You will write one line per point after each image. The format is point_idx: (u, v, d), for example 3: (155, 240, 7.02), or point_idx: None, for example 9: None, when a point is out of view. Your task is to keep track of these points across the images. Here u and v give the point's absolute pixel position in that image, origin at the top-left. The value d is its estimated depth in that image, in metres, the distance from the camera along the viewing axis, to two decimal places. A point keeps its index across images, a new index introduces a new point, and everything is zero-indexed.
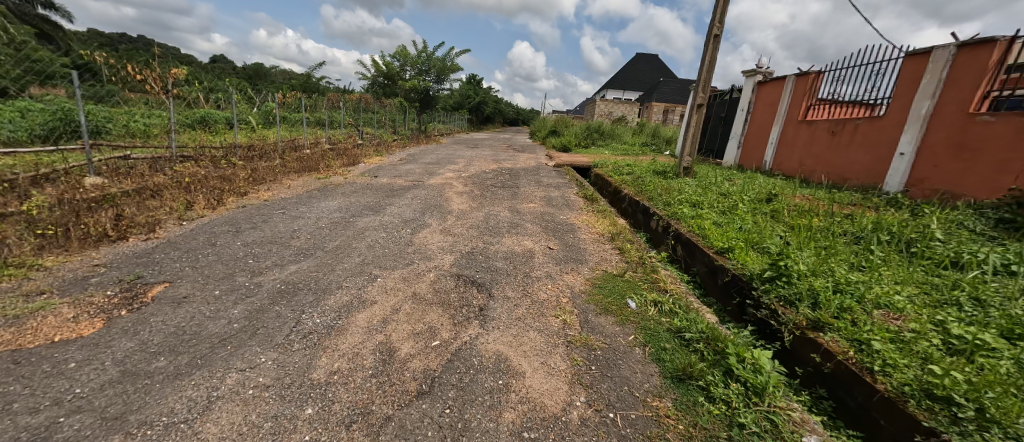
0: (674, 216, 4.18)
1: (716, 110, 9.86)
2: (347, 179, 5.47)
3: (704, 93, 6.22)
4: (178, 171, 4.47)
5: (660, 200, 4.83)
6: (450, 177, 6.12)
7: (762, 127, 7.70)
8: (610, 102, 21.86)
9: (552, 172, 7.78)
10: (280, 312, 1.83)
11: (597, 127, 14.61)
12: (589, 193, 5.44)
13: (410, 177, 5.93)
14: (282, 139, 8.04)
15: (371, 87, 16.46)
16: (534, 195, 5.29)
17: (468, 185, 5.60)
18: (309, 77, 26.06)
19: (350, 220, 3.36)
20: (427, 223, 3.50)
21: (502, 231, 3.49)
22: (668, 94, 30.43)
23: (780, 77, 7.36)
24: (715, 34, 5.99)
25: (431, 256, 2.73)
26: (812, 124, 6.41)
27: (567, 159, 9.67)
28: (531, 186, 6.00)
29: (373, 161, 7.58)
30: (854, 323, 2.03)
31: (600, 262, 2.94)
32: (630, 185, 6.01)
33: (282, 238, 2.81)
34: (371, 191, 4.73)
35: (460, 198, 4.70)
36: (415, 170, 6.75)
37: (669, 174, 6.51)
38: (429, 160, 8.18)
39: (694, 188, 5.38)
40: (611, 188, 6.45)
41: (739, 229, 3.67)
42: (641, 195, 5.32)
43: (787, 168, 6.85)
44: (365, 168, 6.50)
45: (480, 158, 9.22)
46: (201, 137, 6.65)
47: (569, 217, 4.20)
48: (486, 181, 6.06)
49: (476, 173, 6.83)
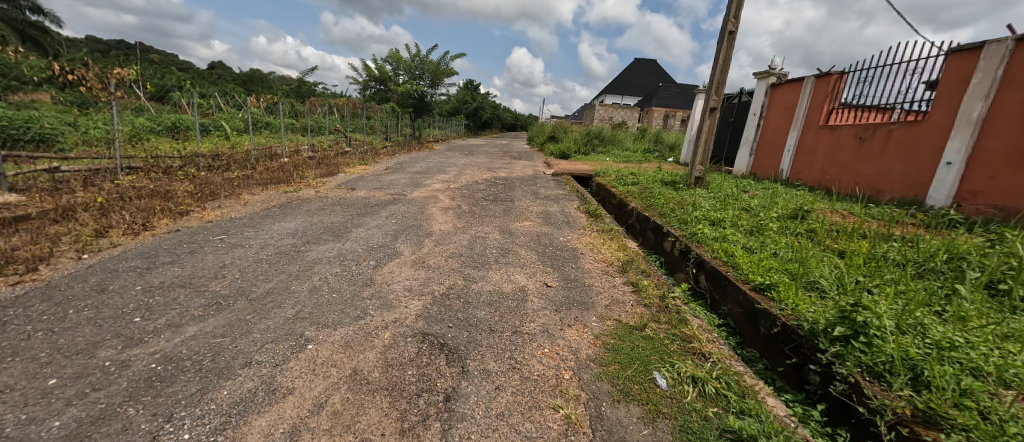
0: (694, 238, 3.55)
1: (724, 115, 9.26)
2: (319, 193, 4.85)
3: (718, 96, 5.63)
4: (114, 186, 3.85)
5: (674, 216, 4.22)
6: (437, 190, 5.50)
7: (777, 133, 7.11)
8: (610, 108, 21.38)
9: (550, 182, 7.17)
10: (130, 421, 1.19)
11: (598, 133, 14.03)
12: (592, 207, 4.83)
13: (392, 190, 5.32)
14: (259, 147, 7.45)
15: (363, 92, 15.90)
16: (530, 211, 4.67)
17: (456, 199, 4.99)
18: (302, 83, 25.54)
19: (302, 249, 2.74)
20: (398, 251, 2.88)
21: (488, 260, 2.86)
22: (668, 99, 30.01)
23: (798, 78, 6.77)
24: (730, 30, 5.40)
25: (393, 302, 2.10)
26: (836, 130, 5.81)
27: (567, 167, 9.08)
28: (526, 199, 5.38)
29: (355, 170, 6.97)
30: (988, 419, 1.39)
31: (611, 306, 2.30)
32: (637, 198, 5.40)
33: (200, 279, 2.18)
34: (342, 207, 4.12)
35: (445, 216, 4.09)
36: (399, 180, 6.14)
37: (679, 185, 5.90)
38: (417, 169, 7.57)
39: (711, 202, 4.76)
40: (615, 201, 5.83)
41: (776, 255, 3.04)
42: (652, 210, 4.70)
43: (808, 177, 6.26)
44: (344, 179, 5.88)
45: (473, 167, 8.61)
46: (166, 145, 6.07)
47: (570, 239, 3.58)
48: (476, 194, 5.45)
49: (467, 183, 6.22)
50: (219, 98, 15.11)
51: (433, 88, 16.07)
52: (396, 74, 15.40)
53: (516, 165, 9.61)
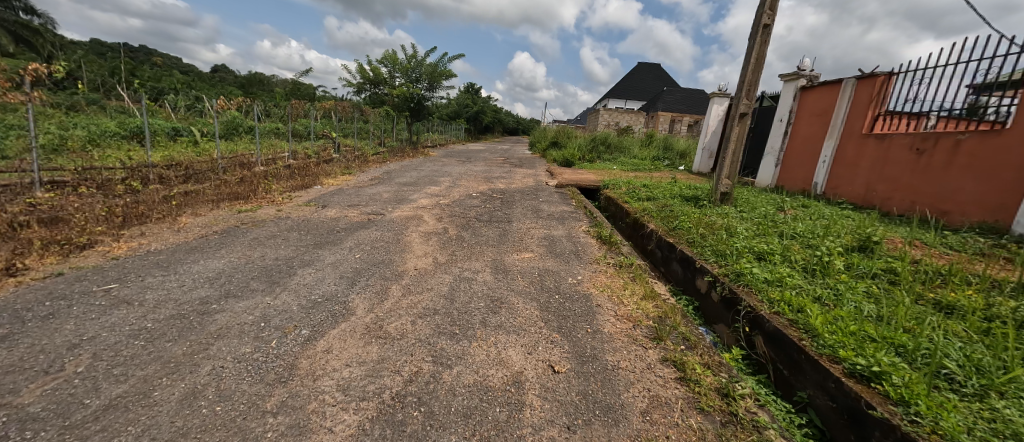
0: (740, 280, 2.76)
1: None
2: (281, 212, 4.11)
3: (749, 101, 4.86)
4: (11, 207, 3.09)
5: (707, 246, 3.44)
6: (423, 207, 4.74)
7: (809, 141, 6.34)
8: (614, 112, 20.64)
9: (554, 195, 6.41)
10: None
11: (603, 139, 13.26)
12: (605, 231, 4.05)
13: (369, 208, 4.55)
14: (231, 155, 6.74)
15: (357, 95, 15.22)
16: (530, 236, 3.90)
17: (443, 220, 4.24)
18: (298, 86, 24.95)
19: (212, 309, 1.97)
20: (349, 308, 2.11)
21: (472, 322, 2.09)
22: (673, 104, 29.32)
23: (834, 81, 6.00)
24: (765, 23, 4.63)
25: (311, 420, 1.32)
26: (885, 139, 5.04)
27: (572, 177, 8.33)
28: (526, 218, 4.61)
29: (335, 181, 6.22)
30: None
31: (653, 414, 1.51)
32: (656, 217, 4.62)
33: (15, 378, 1.40)
34: (300, 233, 3.37)
35: (426, 245, 3.33)
36: (381, 195, 5.39)
37: (703, 202, 5.12)
38: (406, 180, 6.83)
39: (747, 227, 3.98)
40: (629, 219, 5.08)
41: (859, 312, 2.27)
42: (677, 234, 3.92)
43: (848, 192, 5.48)
44: (318, 194, 5.14)
45: (468, 177, 7.85)
46: (119, 153, 5.36)
47: (581, 281, 2.80)
48: (468, 213, 4.68)
49: (459, 199, 5.47)
50: (206, 100, 14.47)
51: (430, 91, 15.39)
52: (392, 76, 14.73)
53: (516, 174, 8.86)
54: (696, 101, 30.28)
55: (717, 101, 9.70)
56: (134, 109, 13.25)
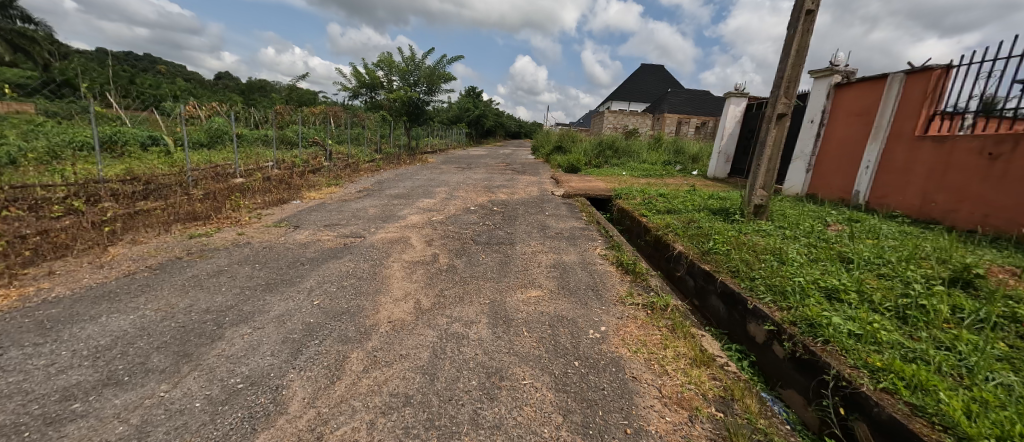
0: (816, 333, 2.09)
1: None
2: (243, 236, 3.50)
3: (788, 100, 4.20)
4: None
5: (756, 279, 2.78)
6: (411, 227, 4.10)
7: (847, 145, 5.66)
8: (619, 115, 19.95)
9: (561, 207, 5.78)
10: None
11: (611, 143, 12.59)
12: (627, 256, 3.38)
13: (349, 228, 3.92)
14: (207, 166, 6.15)
15: (353, 100, 14.67)
16: (537, 264, 3.24)
17: (434, 244, 3.60)
18: (296, 92, 24.53)
19: (69, 412, 1.32)
20: (279, 401, 1.45)
21: (456, 422, 1.42)
22: (678, 106, 28.66)
23: (877, 76, 5.31)
24: (810, 8, 3.97)
25: None
26: (946, 141, 4.35)
27: (580, 185, 7.69)
28: (530, 238, 3.96)
29: (318, 195, 5.60)
30: None
31: None
32: (684, 237, 3.96)
33: None
34: (254, 267, 2.74)
35: (407, 281, 2.68)
36: (367, 210, 4.77)
37: (735, 217, 4.45)
38: (398, 192, 6.19)
39: (798, 251, 3.31)
40: (650, 237, 4.43)
41: (1011, 395, 1.58)
42: (714, 260, 3.26)
43: (899, 202, 4.79)
44: (294, 211, 4.52)
45: (467, 187, 7.22)
46: (74, 167, 4.78)
47: (606, 336, 2.14)
48: (464, 233, 4.03)
49: (454, 214, 4.83)
50: (197, 107, 13.98)
51: (429, 95, 14.81)
52: (389, 80, 14.18)
53: (519, 182, 8.21)
54: (701, 104, 29.59)
55: (734, 101, 9.01)
56: (124, 117, 12.81)
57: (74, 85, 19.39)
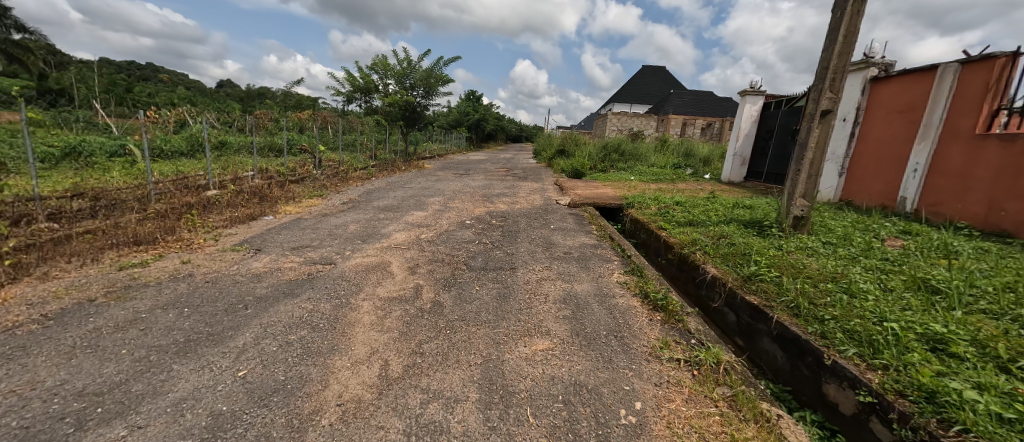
0: (945, 416, 1.46)
1: (792, 121, 7.43)
2: (188, 264, 2.91)
3: (834, 95, 3.58)
4: None
5: (828, 322, 2.15)
6: (395, 248, 3.50)
7: (888, 145, 5.04)
8: (623, 116, 19.37)
9: (567, 219, 5.17)
10: None
11: (616, 146, 11.98)
12: (653, 286, 2.76)
13: (321, 251, 3.32)
14: (177, 177, 5.59)
15: (347, 105, 14.15)
16: (543, 297, 2.63)
17: (417, 271, 3.00)
18: (292, 98, 24.07)
19: None
20: None
21: None
22: (682, 106, 28.09)
23: (924, 69, 4.70)
24: None
25: None
26: (1017, 140, 3.72)
27: (587, 192, 7.08)
28: (534, 261, 3.35)
29: (295, 209, 5.01)
30: None
31: None
32: (716, 257, 3.35)
33: None
34: (181, 312, 2.14)
35: (376, 331, 2.06)
36: (347, 227, 4.18)
37: (771, 231, 3.82)
38: (386, 204, 5.59)
39: (866, 278, 2.68)
40: (673, 255, 3.81)
41: None
42: (762, 291, 2.63)
43: (958, 211, 4.16)
44: (262, 230, 3.93)
45: (463, 195, 6.62)
46: (17, 181, 4.22)
47: (645, 420, 1.51)
48: (456, 256, 3.43)
49: (447, 231, 4.23)
50: (186, 114, 13.48)
51: (426, 99, 14.28)
52: (384, 84, 13.67)
53: (520, 190, 7.61)
54: (706, 105, 29.01)
55: (750, 100, 8.39)
56: (110, 125, 12.33)
57: (65, 95, 19.00)
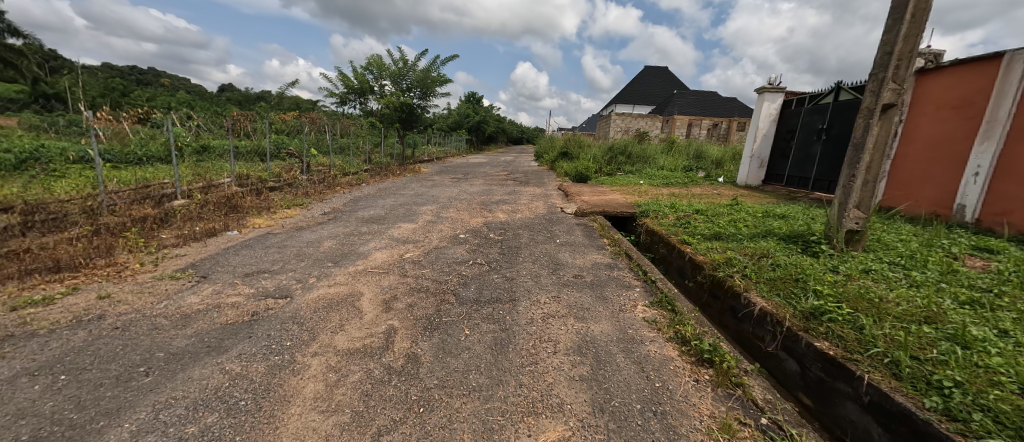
0: None
1: (817, 120, 6.81)
2: (105, 300, 2.31)
3: (898, 85, 2.98)
4: None
5: (954, 392, 1.54)
6: (371, 272, 2.91)
7: (939, 145, 4.43)
8: (627, 117, 18.77)
9: (575, 231, 4.57)
10: None
11: (623, 148, 11.39)
12: (692, 327, 2.16)
13: (280, 278, 2.73)
14: (139, 186, 5.01)
15: (341, 107, 13.62)
16: (552, 345, 2.03)
17: (393, 306, 2.40)
18: (288, 100, 23.55)
19: None
20: None
21: None
22: (686, 107, 27.52)
23: (984, 58, 4.11)
24: None
25: None
26: None
27: (594, 198, 6.49)
28: (538, 290, 2.74)
29: (267, 221, 4.42)
30: None
31: None
32: (762, 284, 2.73)
33: None
34: (50, 384, 1.54)
35: (318, 413, 1.45)
36: (320, 244, 3.59)
37: (820, 248, 3.21)
38: (371, 215, 4.98)
39: (970, 318, 2.07)
40: (704, 277, 3.20)
41: None
42: (838, 336, 2.02)
43: None
44: (217, 250, 3.33)
45: (459, 203, 6.03)
46: None
47: None
48: (444, 282, 2.82)
49: (436, 249, 3.63)
50: (173, 117, 12.92)
51: (423, 100, 13.71)
52: (379, 85, 13.10)
53: (521, 196, 7.00)
54: (710, 105, 28.45)
55: (769, 97, 7.79)
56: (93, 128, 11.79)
57: (54, 98, 18.49)
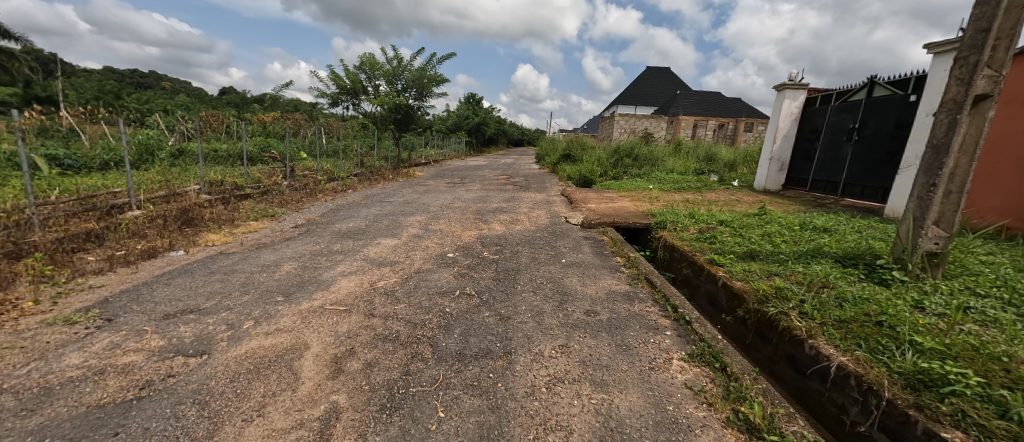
0: None
1: (847, 119, 6.17)
2: None
3: (996, 70, 2.35)
4: None
5: None
6: (328, 311, 2.28)
7: (1006, 147, 3.80)
8: (631, 117, 18.11)
9: (584, 247, 3.94)
10: None
11: (630, 150, 10.75)
12: (758, 404, 1.53)
13: (206, 323, 2.10)
14: (85, 196, 4.40)
15: (333, 108, 13.03)
16: (564, 439, 1.40)
17: (344, 367, 1.77)
18: (283, 102, 23.01)
19: None
20: None
21: None
22: (691, 107, 26.86)
23: None
24: None
25: None
26: None
27: (603, 206, 5.86)
28: (541, 336, 2.11)
29: (224, 237, 3.80)
30: None
31: None
32: (832, 328, 2.10)
33: None
34: None
35: None
36: (277, 269, 2.97)
37: (892, 275, 2.58)
38: (350, 229, 4.36)
39: None
40: (747, 312, 2.57)
41: None
42: (978, 425, 1.39)
43: None
44: (146, 279, 2.70)
45: (452, 213, 5.40)
46: None
47: None
48: (420, 325, 2.19)
49: (417, 273, 3.00)
50: (157, 119, 12.31)
51: (419, 101, 13.10)
52: (373, 85, 12.50)
53: (522, 204, 6.38)
54: (715, 106, 27.79)
55: (790, 95, 7.16)
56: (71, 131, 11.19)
57: (44, 101, 18.02)
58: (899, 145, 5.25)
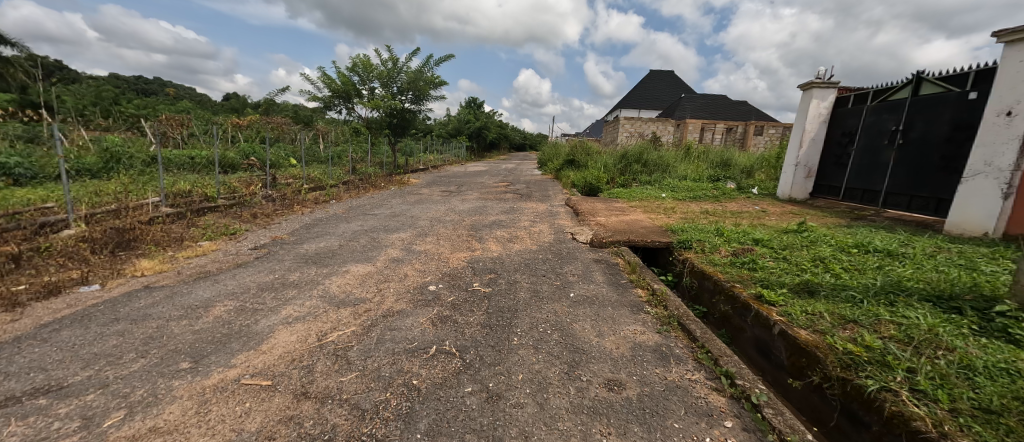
0: None
1: (888, 120, 5.48)
2: None
3: None
4: None
5: None
6: (242, 391, 1.61)
7: None
8: (636, 121, 17.45)
9: (597, 274, 3.26)
10: None
11: (638, 155, 10.08)
12: None
13: (50, 419, 1.42)
14: (8, 212, 3.75)
15: (325, 112, 12.44)
16: None
17: None
18: (280, 107, 22.52)
19: None
20: None
21: None
22: (697, 111, 26.18)
23: None
24: None
25: None
26: None
27: (613, 219, 5.18)
28: (546, 436, 1.43)
29: (159, 264, 3.13)
30: None
31: None
32: (977, 423, 1.42)
33: None
34: None
35: None
36: (203, 313, 2.30)
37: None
38: (318, 251, 3.69)
39: None
40: (826, 380, 1.88)
41: None
42: None
43: None
44: (18, 333, 2.03)
45: (443, 229, 4.72)
46: None
47: None
48: (368, 416, 1.51)
49: (385, 318, 2.33)
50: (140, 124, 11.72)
51: (415, 104, 12.49)
52: (367, 88, 11.92)
53: (522, 216, 5.69)
54: (721, 109, 27.10)
55: (818, 94, 6.48)
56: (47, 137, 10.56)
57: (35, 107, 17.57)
58: (955, 149, 4.57)
